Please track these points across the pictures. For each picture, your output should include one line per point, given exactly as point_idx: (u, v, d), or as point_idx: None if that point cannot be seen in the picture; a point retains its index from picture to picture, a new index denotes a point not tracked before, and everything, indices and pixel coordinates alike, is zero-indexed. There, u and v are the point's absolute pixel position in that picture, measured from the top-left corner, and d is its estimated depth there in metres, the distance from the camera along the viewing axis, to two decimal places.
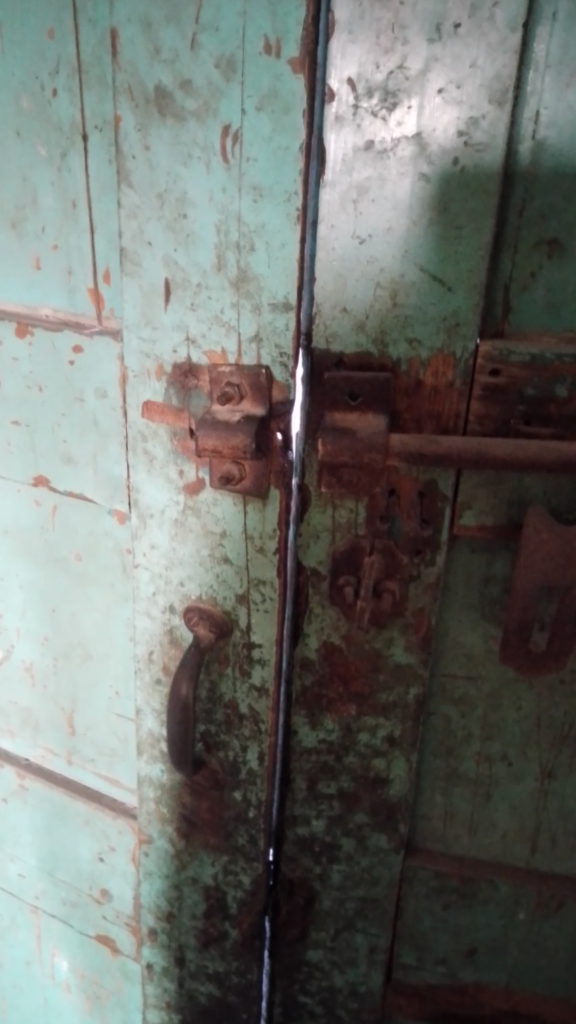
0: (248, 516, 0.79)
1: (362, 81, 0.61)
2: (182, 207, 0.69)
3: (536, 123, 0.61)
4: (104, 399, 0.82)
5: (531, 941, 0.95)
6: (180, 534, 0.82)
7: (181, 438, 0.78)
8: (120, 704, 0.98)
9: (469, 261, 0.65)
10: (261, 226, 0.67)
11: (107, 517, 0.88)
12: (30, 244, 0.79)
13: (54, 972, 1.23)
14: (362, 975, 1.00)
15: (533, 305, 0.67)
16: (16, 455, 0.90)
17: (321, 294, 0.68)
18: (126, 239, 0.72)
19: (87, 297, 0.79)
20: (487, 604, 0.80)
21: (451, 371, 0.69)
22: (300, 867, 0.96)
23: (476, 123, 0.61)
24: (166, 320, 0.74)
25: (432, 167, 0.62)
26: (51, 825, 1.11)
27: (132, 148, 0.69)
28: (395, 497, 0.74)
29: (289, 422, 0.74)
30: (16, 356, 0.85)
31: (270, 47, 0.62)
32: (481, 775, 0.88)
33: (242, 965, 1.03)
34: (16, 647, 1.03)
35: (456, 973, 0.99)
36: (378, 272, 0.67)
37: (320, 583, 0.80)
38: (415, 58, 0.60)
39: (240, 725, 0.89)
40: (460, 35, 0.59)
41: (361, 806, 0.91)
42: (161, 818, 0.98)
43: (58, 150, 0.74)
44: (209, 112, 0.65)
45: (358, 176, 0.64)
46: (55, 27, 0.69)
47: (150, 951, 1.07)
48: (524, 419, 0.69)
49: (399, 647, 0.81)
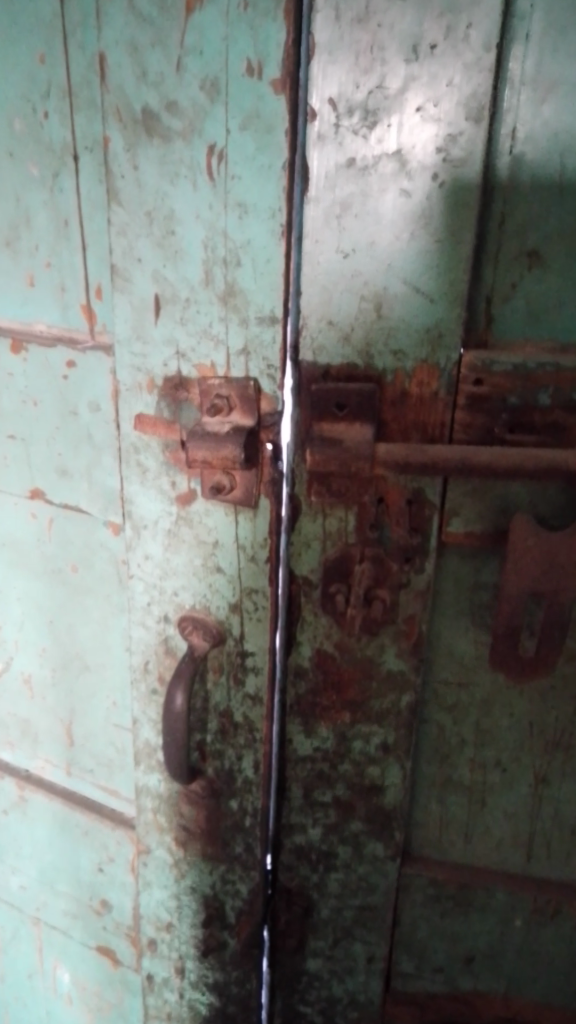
0: (240, 525, 0.80)
1: (343, 101, 0.63)
2: (170, 224, 0.71)
3: (513, 138, 0.63)
4: (97, 412, 0.83)
5: (529, 947, 0.95)
6: (174, 545, 0.84)
7: (172, 449, 0.79)
8: (117, 714, 0.99)
9: (451, 274, 0.66)
10: (247, 241, 0.69)
11: (103, 528, 0.89)
12: (24, 262, 0.81)
13: (56, 984, 1.23)
14: (361, 984, 1.01)
15: (515, 316, 0.68)
16: (12, 469, 0.92)
17: (308, 308, 0.70)
18: (116, 256, 0.74)
19: (80, 313, 0.81)
20: (478, 610, 0.80)
21: (436, 380, 0.70)
22: (298, 876, 0.96)
23: (454, 139, 0.62)
24: (157, 335, 0.75)
25: (413, 183, 0.64)
26: (51, 837, 1.11)
27: (121, 167, 0.70)
28: (384, 506, 0.76)
29: (278, 432, 0.75)
30: (11, 371, 0.86)
31: (252, 68, 0.64)
32: (476, 782, 0.89)
33: (241, 975, 1.03)
34: (15, 659, 1.04)
35: (455, 980, 0.99)
36: (363, 286, 0.68)
37: (312, 592, 0.81)
38: (394, 77, 0.62)
39: (236, 734, 0.90)
40: (436, 54, 0.60)
41: (357, 814, 0.91)
42: (159, 828, 0.99)
43: (51, 170, 0.76)
44: (195, 133, 0.67)
45: (341, 192, 0.66)
46: (46, 52, 0.71)
47: (151, 962, 1.07)
48: (508, 427, 0.70)
49: (390, 655, 0.82)
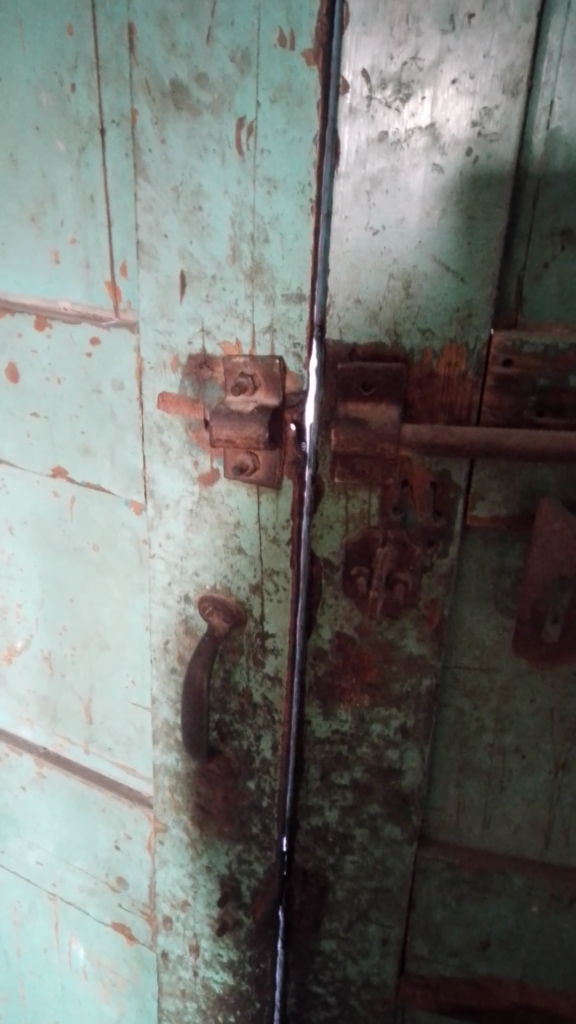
0: (262, 506, 0.79)
1: (376, 73, 0.62)
2: (197, 200, 0.70)
3: (549, 114, 0.61)
4: (121, 391, 0.83)
5: (545, 933, 0.95)
6: (195, 525, 0.83)
7: (195, 428, 0.79)
8: (136, 693, 0.99)
9: (482, 253, 0.65)
10: (275, 217, 0.68)
11: (124, 507, 0.89)
12: (49, 239, 0.81)
13: (71, 958, 1.25)
14: (375, 966, 1.01)
15: (547, 298, 0.67)
16: (35, 447, 0.92)
17: (335, 286, 0.69)
18: (142, 232, 0.73)
19: (104, 290, 0.80)
20: (501, 595, 0.80)
21: (464, 361, 0.69)
22: (314, 857, 0.96)
23: (489, 114, 0.61)
24: (182, 313, 0.75)
25: (445, 158, 0.63)
26: (69, 814, 1.12)
27: (148, 142, 0.70)
28: (408, 487, 0.75)
29: (302, 412, 0.74)
30: (35, 348, 0.86)
31: (284, 39, 0.63)
32: (495, 767, 0.88)
33: (256, 954, 1.03)
34: (35, 636, 1.04)
35: (470, 964, 0.99)
36: (392, 264, 0.67)
37: (333, 573, 0.80)
38: (429, 49, 0.60)
39: (254, 714, 0.90)
40: (473, 25, 0.59)
41: (374, 797, 0.91)
42: (176, 807, 1.00)
43: (77, 145, 0.75)
44: (224, 106, 0.66)
45: (371, 168, 0.64)
46: (74, 24, 0.71)
47: (165, 939, 1.08)
48: (537, 410, 0.69)
49: (412, 638, 0.81)
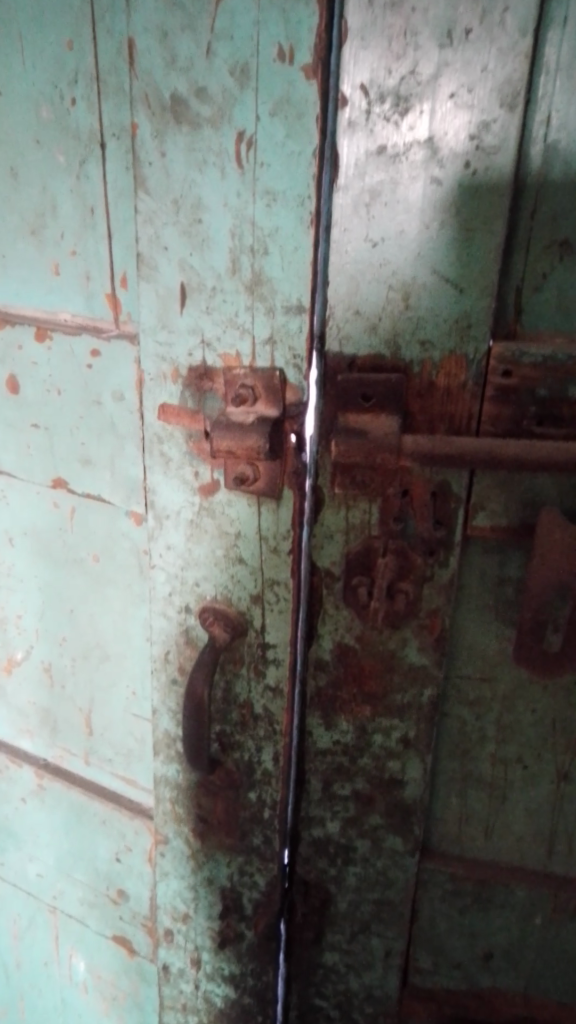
0: (262, 516, 0.79)
1: (375, 87, 0.62)
2: (197, 212, 0.70)
3: (547, 125, 0.62)
4: (121, 401, 0.83)
5: (548, 945, 0.95)
6: (196, 535, 0.83)
7: (196, 439, 0.79)
8: (136, 704, 0.99)
9: (481, 265, 0.65)
10: (275, 229, 0.68)
11: (125, 518, 0.89)
12: (50, 251, 0.81)
13: (72, 972, 1.24)
14: (378, 979, 1.00)
15: (546, 308, 0.67)
16: (35, 457, 0.92)
17: (334, 297, 0.69)
18: (142, 244, 0.74)
19: (105, 302, 0.80)
20: (502, 605, 0.80)
21: (464, 372, 0.69)
22: (316, 868, 0.96)
23: (487, 126, 0.61)
24: (181, 324, 0.75)
25: (444, 170, 0.63)
26: (69, 826, 1.12)
27: (148, 155, 0.70)
28: (408, 497, 0.75)
29: (302, 423, 0.74)
30: (36, 359, 0.86)
31: (284, 54, 0.63)
32: (497, 777, 0.88)
33: (257, 967, 1.02)
34: (35, 647, 1.04)
35: (473, 976, 0.99)
36: (391, 275, 0.67)
37: (334, 584, 0.80)
38: (427, 63, 0.61)
39: (255, 726, 0.90)
40: (471, 39, 0.60)
41: (376, 808, 0.90)
42: (177, 818, 0.99)
43: (77, 159, 0.76)
44: (224, 119, 0.67)
45: (370, 180, 0.65)
46: (74, 39, 0.71)
47: (166, 953, 1.07)
48: (537, 420, 0.69)
49: (413, 648, 0.81)
